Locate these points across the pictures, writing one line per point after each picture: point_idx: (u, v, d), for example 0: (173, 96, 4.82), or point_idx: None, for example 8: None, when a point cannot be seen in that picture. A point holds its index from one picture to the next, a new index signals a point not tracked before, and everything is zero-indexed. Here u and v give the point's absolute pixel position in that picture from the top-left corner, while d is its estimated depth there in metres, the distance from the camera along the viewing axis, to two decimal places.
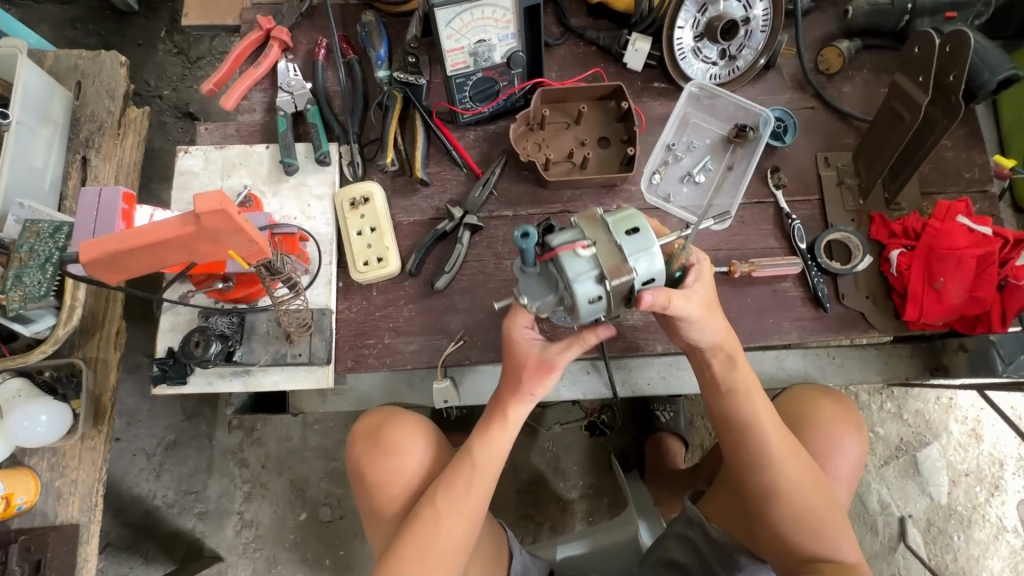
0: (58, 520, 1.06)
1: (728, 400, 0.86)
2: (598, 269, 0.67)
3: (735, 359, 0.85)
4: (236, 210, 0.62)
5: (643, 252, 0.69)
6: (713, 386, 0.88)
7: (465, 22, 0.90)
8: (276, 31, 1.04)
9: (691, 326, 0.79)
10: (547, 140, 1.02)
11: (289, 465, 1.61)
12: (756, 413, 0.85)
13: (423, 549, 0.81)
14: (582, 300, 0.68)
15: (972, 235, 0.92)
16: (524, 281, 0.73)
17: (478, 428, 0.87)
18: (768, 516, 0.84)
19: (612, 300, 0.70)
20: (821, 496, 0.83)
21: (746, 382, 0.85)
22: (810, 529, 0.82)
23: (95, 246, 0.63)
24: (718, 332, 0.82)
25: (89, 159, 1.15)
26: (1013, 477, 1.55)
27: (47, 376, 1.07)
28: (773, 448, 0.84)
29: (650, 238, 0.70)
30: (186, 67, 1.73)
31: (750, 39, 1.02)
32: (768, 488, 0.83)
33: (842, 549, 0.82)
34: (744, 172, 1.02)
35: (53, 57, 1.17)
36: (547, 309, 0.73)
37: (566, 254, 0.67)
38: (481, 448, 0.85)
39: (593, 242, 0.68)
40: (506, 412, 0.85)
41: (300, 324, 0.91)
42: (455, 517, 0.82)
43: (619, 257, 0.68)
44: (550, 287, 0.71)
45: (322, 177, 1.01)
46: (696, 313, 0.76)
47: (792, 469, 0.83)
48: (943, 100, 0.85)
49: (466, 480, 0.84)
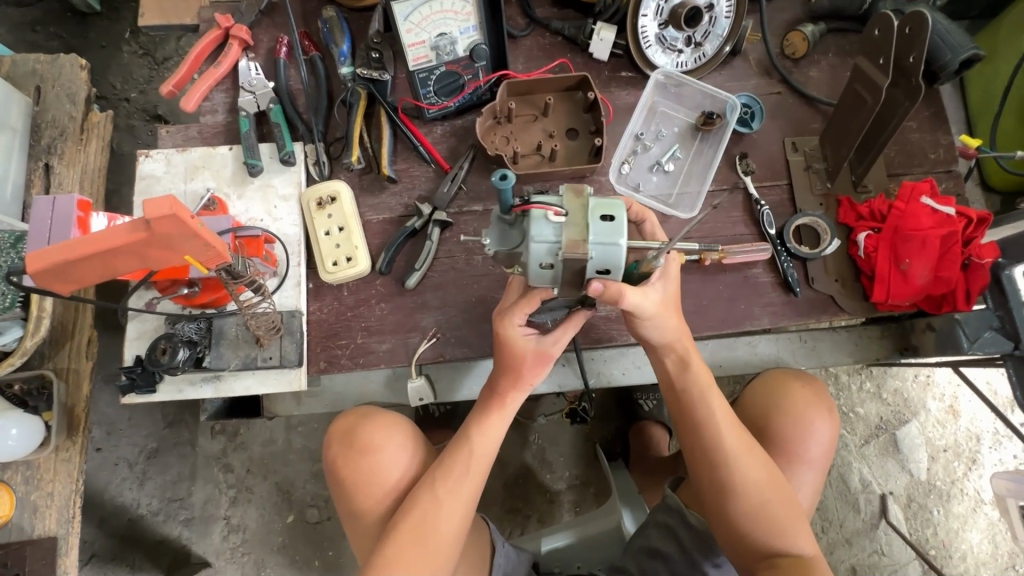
0: (35, 533, 1.04)
1: (683, 398, 0.88)
2: (556, 240, 0.64)
3: (688, 361, 0.87)
4: (189, 215, 0.61)
5: (608, 240, 0.64)
6: (669, 387, 0.90)
7: (424, 16, 0.94)
8: (235, 29, 1.02)
9: (643, 321, 0.81)
10: (515, 132, 1.01)
11: (274, 467, 1.60)
12: (712, 409, 0.86)
13: (424, 534, 0.80)
14: (532, 262, 0.66)
15: (936, 216, 0.94)
16: (496, 227, 0.72)
17: (473, 415, 0.89)
18: (726, 514, 0.84)
19: (563, 274, 0.66)
20: (779, 492, 0.83)
21: (699, 382, 0.87)
22: (767, 527, 0.82)
23: (40, 257, 0.61)
24: (673, 331, 0.84)
25: (52, 166, 1.12)
26: (989, 451, 1.58)
27: (17, 389, 1.04)
28: (729, 445, 0.85)
29: (621, 231, 0.64)
30: (153, 69, 1.69)
31: (715, 25, 1.02)
32: (722, 485, 0.84)
33: (801, 544, 0.82)
34: (711, 159, 1.03)
35: (10, 61, 1.14)
36: (501, 258, 0.73)
37: (535, 214, 0.64)
38: (479, 433, 0.87)
39: (566, 212, 0.64)
40: (504, 400, 0.88)
41: (270, 327, 0.89)
42: (455, 500, 0.83)
43: (583, 234, 0.63)
44: (515, 240, 0.71)
45: (288, 177, 0.99)
46: (648, 308, 0.78)
47: (748, 468, 0.84)
48: (903, 82, 0.85)
49: (462, 465, 0.85)
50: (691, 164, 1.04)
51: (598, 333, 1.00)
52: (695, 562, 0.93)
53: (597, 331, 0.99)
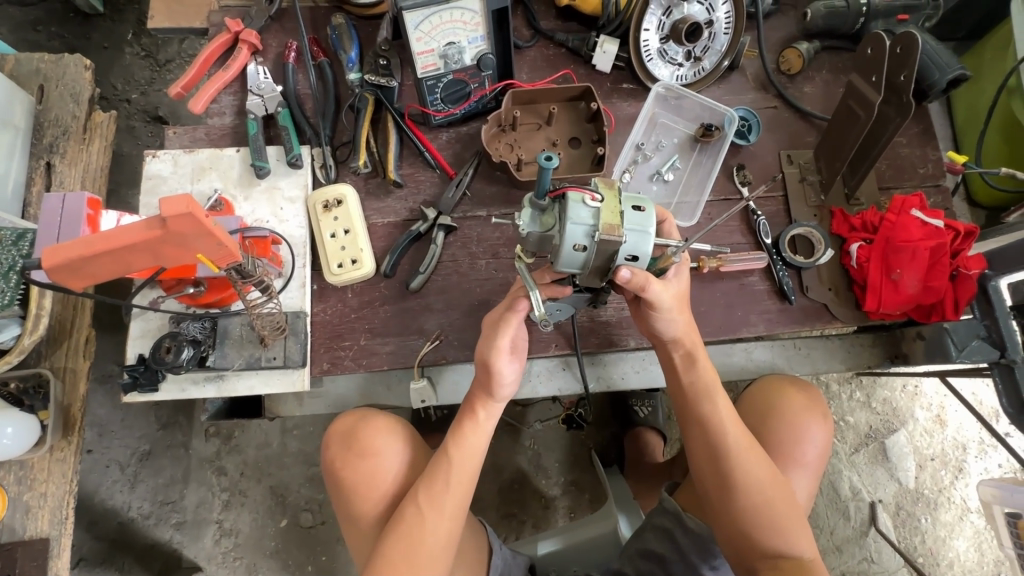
0: (26, 535, 1.03)
1: (690, 393, 0.91)
2: (593, 224, 0.68)
3: (695, 356, 0.90)
4: (204, 214, 0.62)
5: (640, 227, 0.69)
6: (676, 381, 0.92)
7: (434, 25, 0.90)
8: (245, 34, 1.03)
9: (660, 316, 0.84)
10: (520, 140, 1.04)
11: (268, 471, 1.59)
12: (718, 407, 0.88)
13: (411, 548, 0.80)
14: (567, 244, 0.69)
15: (925, 228, 0.97)
16: (529, 211, 0.72)
17: (451, 430, 0.87)
18: (730, 513, 0.85)
19: (595, 257, 0.71)
20: (780, 491, 0.85)
21: (705, 379, 0.90)
22: (770, 526, 0.83)
23: (58, 251, 0.61)
24: (682, 326, 0.88)
25: (54, 165, 1.12)
26: (975, 460, 1.61)
27: (13, 387, 1.03)
28: (735, 443, 0.86)
29: (651, 219, 0.70)
30: (155, 71, 1.70)
31: (714, 41, 1.05)
32: (726, 481, 0.85)
33: (801, 546, 0.83)
34: (708, 170, 1.06)
35: (14, 60, 1.14)
36: (530, 241, 0.73)
37: (574, 198, 0.68)
38: (457, 448, 0.86)
39: (601, 198, 0.69)
40: (476, 414, 0.87)
41: (274, 328, 0.90)
42: (444, 512, 0.82)
43: (619, 220, 0.68)
44: (547, 224, 0.72)
45: (295, 180, 1.00)
46: (668, 303, 0.81)
47: (753, 466, 0.85)
48: (895, 100, 0.87)
49: (444, 477, 0.84)
50: (690, 175, 1.07)
51: (600, 338, 1.02)
52: (692, 565, 0.94)
53: (598, 336, 1.02)
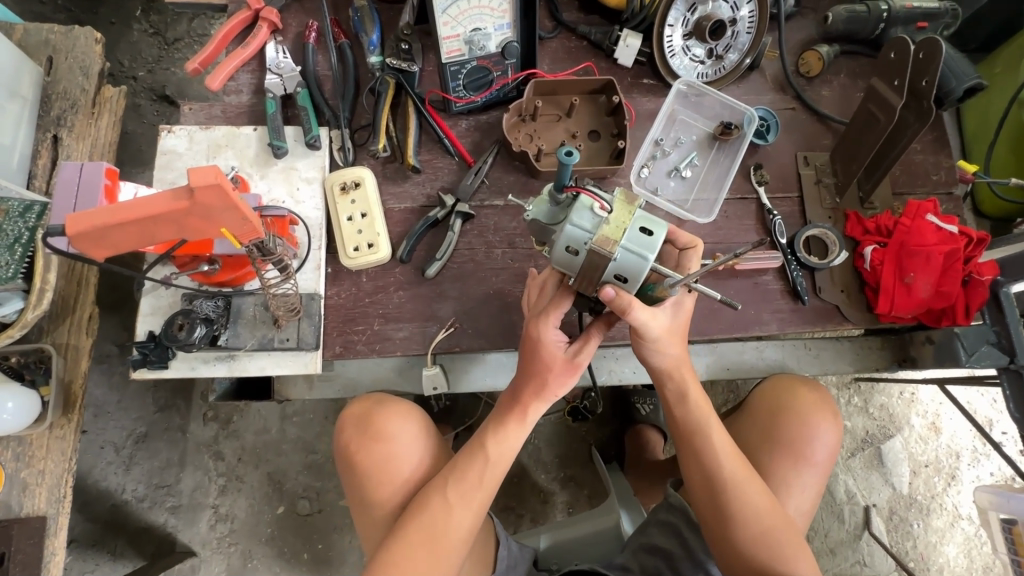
0: (23, 512, 1.00)
1: (685, 427, 0.89)
2: (592, 233, 0.68)
3: (685, 389, 0.89)
4: (232, 187, 0.61)
5: (637, 251, 0.68)
6: (669, 415, 0.91)
7: (462, 11, 0.93)
8: (265, 12, 1.02)
9: (649, 344, 0.84)
10: (539, 131, 1.04)
11: (266, 457, 1.57)
12: (712, 441, 0.87)
13: (434, 536, 0.79)
14: (561, 241, 0.70)
15: (940, 233, 0.98)
16: (546, 203, 0.77)
17: (492, 421, 0.87)
18: (730, 543, 0.85)
19: (585, 267, 0.71)
20: (780, 516, 0.85)
21: (699, 413, 0.88)
22: (771, 554, 0.83)
23: (80, 219, 0.60)
24: (674, 358, 0.86)
25: (61, 138, 1.10)
26: (968, 468, 1.63)
27: (14, 361, 1.00)
28: (730, 475, 0.86)
29: (654, 246, 0.68)
30: (163, 49, 1.67)
31: (736, 39, 1.05)
32: (724, 512, 0.85)
33: (802, 569, 0.84)
34: (727, 169, 1.06)
35: (23, 29, 1.12)
36: (534, 226, 0.79)
37: (583, 202, 0.69)
38: (495, 442, 0.85)
39: (611, 210, 0.68)
40: (525, 412, 0.85)
41: (289, 308, 0.89)
42: (467, 504, 0.82)
43: (618, 237, 0.67)
44: (555, 219, 0.76)
45: (312, 161, 1.00)
46: (655, 332, 0.81)
47: (752, 497, 0.85)
48: (915, 105, 0.89)
49: (477, 471, 0.83)
50: (707, 172, 1.07)
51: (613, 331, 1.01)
52: (699, 561, 0.95)
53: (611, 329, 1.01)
